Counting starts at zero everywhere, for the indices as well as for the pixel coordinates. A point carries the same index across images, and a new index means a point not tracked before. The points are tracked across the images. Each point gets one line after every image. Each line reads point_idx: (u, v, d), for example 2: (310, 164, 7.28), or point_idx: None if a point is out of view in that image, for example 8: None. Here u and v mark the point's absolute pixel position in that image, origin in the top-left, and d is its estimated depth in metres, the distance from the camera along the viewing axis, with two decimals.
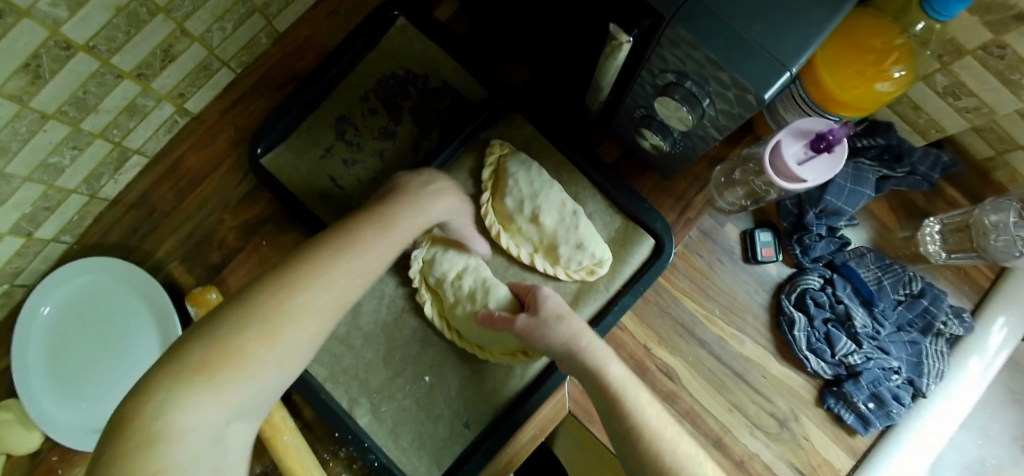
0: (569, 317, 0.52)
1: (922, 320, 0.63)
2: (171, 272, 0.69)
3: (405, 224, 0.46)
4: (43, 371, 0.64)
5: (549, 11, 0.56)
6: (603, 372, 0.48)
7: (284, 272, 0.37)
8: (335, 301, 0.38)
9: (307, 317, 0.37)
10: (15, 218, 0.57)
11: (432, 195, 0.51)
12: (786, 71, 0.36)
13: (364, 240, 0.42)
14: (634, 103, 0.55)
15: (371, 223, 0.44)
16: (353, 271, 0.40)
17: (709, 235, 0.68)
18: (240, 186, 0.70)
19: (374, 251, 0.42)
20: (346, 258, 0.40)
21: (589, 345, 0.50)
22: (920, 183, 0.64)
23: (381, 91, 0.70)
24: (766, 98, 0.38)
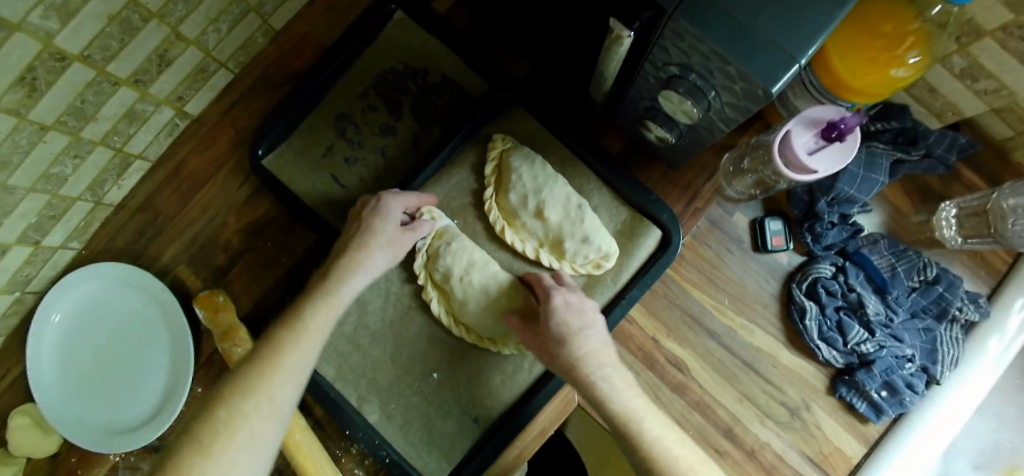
0: (572, 340, 0.48)
1: (937, 306, 0.62)
2: (178, 275, 0.69)
3: (333, 294, 0.47)
4: (60, 377, 0.65)
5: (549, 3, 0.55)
6: (604, 406, 0.44)
7: (228, 385, 0.41)
8: (285, 395, 0.42)
9: (256, 414, 0.40)
10: (22, 228, 0.58)
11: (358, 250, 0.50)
12: (795, 63, 0.35)
13: (292, 330, 0.44)
14: (638, 95, 0.54)
15: (298, 310, 0.46)
16: (290, 361, 0.43)
17: (717, 224, 0.67)
18: (243, 188, 0.70)
19: (308, 338, 0.45)
20: (281, 354, 0.43)
21: (590, 375, 0.46)
22: (936, 166, 0.62)
23: (381, 88, 0.69)
24: (774, 91, 0.36)
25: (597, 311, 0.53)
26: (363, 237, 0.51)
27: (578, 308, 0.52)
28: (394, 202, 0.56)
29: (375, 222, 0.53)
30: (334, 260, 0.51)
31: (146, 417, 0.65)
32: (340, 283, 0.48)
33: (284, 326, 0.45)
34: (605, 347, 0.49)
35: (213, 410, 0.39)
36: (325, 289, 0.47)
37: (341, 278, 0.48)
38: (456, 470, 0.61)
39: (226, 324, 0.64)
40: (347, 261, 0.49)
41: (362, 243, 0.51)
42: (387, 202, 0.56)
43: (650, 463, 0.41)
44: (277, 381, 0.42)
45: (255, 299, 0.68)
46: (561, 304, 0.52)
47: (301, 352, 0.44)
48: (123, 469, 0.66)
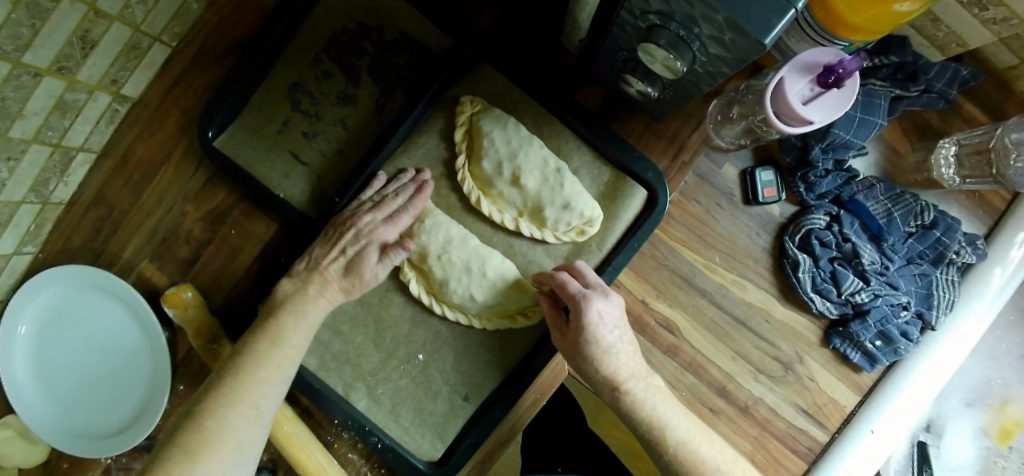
0: (604, 360, 0.49)
1: (934, 251, 0.60)
2: (143, 272, 0.66)
3: (309, 315, 0.51)
4: (37, 389, 0.63)
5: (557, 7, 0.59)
6: (630, 416, 0.49)
7: (214, 396, 0.43)
8: (268, 403, 0.45)
9: (245, 423, 0.42)
10: None
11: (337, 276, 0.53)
12: (792, 9, 0.31)
13: (274, 344, 0.47)
14: (616, 46, 0.49)
15: (277, 324, 0.49)
16: (275, 372, 0.46)
17: (705, 178, 0.63)
18: (197, 175, 0.65)
19: (289, 353, 0.48)
20: (263, 366, 0.46)
21: (620, 389, 0.49)
22: (936, 101, 0.58)
23: (335, 51, 0.63)
24: (768, 42, 0.32)
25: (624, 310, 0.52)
26: (337, 273, 0.53)
27: (610, 318, 0.50)
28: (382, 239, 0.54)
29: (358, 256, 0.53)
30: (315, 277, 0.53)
31: (131, 419, 0.63)
32: (314, 309, 0.51)
33: (264, 338, 0.47)
34: (632, 355, 0.51)
35: (201, 420, 0.41)
36: (304, 310, 0.50)
37: (312, 301, 0.51)
38: (450, 448, 0.60)
39: (198, 320, 0.61)
40: (318, 285, 0.52)
41: (335, 278, 0.53)
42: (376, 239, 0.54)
43: (675, 467, 0.47)
44: (263, 391, 0.45)
45: (227, 289, 0.65)
46: (595, 318, 0.49)
47: (281, 368, 0.47)
48: (115, 471, 0.65)
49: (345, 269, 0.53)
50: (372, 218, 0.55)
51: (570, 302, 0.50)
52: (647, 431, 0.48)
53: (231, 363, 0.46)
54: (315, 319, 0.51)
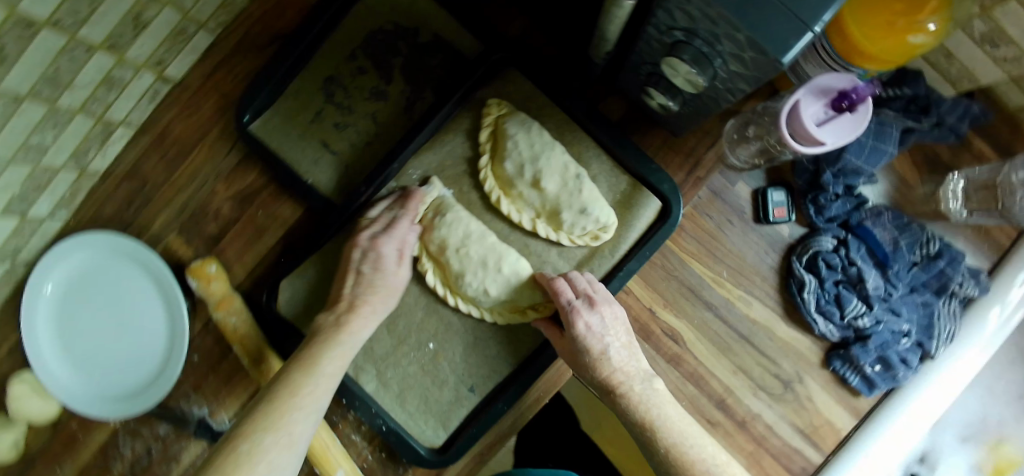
0: (598, 365, 0.52)
1: (937, 282, 0.62)
2: (169, 245, 0.68)
3: (344, 345, 0.53)
4: (55, 347, 0.66)
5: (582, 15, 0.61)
6: (626, 417, 0.51)
7: (249, 423, 0.47)
8: (302, 430, 0.48)
9: (276, 448, 0.46)
10: (7, 198, 0.57)
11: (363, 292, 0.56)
12: (809, 31, 0.33)
13: (307, 372, 0.50)
14: (641, 60, 0.52)
15: (312, 353, 0.52)
16: (308, 399, 0.49)
17: (719, 194, 0.65)
18: (230, 156, 0.68)
19: (322, 381, 0.50)
20: (297, 394, 0.49)
21: (619, 392, 0.52)
22: (946, 135, 0.60)
23: (371, 48, 0.66)
24: (786, 61, 0.34)
25: (616, 319, 0.54)
26: (363, 293, 0.56)
27: (599, 327, 0.53)
28: (387, 248, 0.57)
29: (375, 272, 0.57)
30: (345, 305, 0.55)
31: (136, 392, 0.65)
32: (347, 341, 0.53)
33: (298, 368, 0.51)
34: (629, 361, 0.53)
35: (237, 444, 0.45)
36: (336, 339, 0.53)
37: (347, 329, 0.54)
38: (451, 436, 0.62)
39: (220, 294, 0.64)
40: (352, 314, 0.54)
41: (363, 299, 0.56)
42: (382, 249, 0.57)
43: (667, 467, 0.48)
44: (295, 416, 0.48)
45: (249, 267, 0.67)
46: (583, 329, 0.52)
47: (313, 396, 0.49)
48: (123, 435, 0.67)
49: (365, 281, 0.56)
50: (373, 232, 0.58)
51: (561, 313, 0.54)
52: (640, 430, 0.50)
53: (273, 388, 0.50)
54: (347, 349, 0.53)
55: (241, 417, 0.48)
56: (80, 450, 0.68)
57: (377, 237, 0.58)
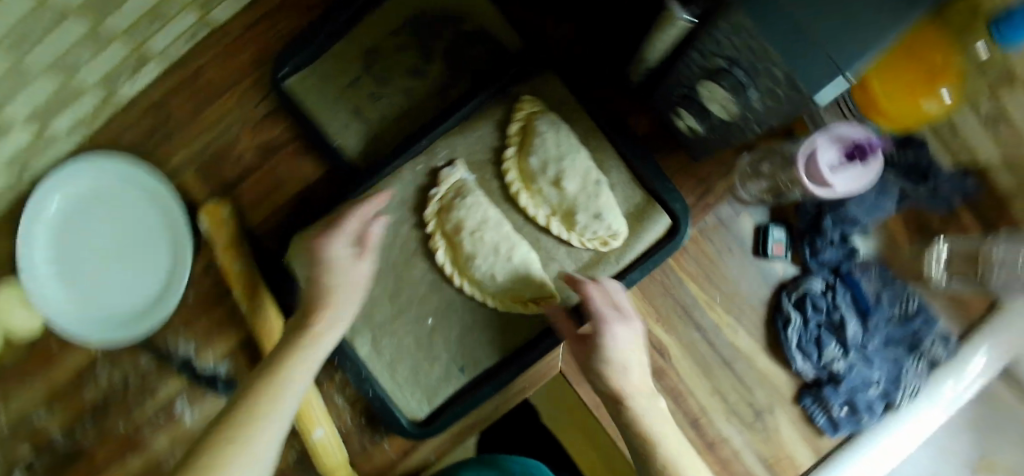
0: (618, 376, 0.53)
1: (911, 338, 0.65)
2: (183, 183, 0.68)
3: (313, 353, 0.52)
4: (51, 257, 0.67)
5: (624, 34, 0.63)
6: (636, 427, 0.52)
7: (215, 438, 0.46)
8: (269, 438, 0.47)
9: (242, 462, 0.45)
10: (36, 105, 0.59)
11: (321, 297, 0.54)
12: (841, 74, 0.37)
13: (275, 379, 0.49)
14: (678, 82, 0.55)
15: (278, 359, 0.51)
16: (277, 412, 0.48)
17: (725, 224, 0.67)
18: (260, 107, 0.68)
19: (292, 385, 0.50)
20: (263, 402, 0.48)
21: (631, 404, 0.52)
22: (939, 203, 0.65)
23: (417, 27, 0.67)
24: (816, 97, 0.40)
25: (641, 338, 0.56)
26: (324, 298, 0.55)
27: (627, 341, 0.54)
28: (340, 253, 0.56)
29: (332, 276, 0.55)
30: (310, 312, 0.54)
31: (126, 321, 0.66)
32: (315, 349, 0.52)
33: (264, 376, 0.50)
34: (643, 377, 0.55)
35: (198, 461, 0.44)
36: (301, 346, 0.52)
37: (310, 334, 0.53)
38: (433, 413, 0.63)
39: (229, 237, 0.64)
40: (315, 318, 0.54)
41: (325, 303, 0.54)
42: (335, 255, 0.55)
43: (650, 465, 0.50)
44: (264, 430, 0.47)
45: (263, 217, 0.67)
46: (612, 339, 0.54)
47: (282, 407, 0.48)
48: (102, 361, 0.67)
49: (325, 287, 0.55)
50: (330, 240, 0.56)
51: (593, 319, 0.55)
52: (642, 444, 0.51)
53: (237, 405, 0.48)
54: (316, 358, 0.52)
55: (207, 430, 0.47)
56: (54, 368, 0.68)
57: (332, 242, 0.56)
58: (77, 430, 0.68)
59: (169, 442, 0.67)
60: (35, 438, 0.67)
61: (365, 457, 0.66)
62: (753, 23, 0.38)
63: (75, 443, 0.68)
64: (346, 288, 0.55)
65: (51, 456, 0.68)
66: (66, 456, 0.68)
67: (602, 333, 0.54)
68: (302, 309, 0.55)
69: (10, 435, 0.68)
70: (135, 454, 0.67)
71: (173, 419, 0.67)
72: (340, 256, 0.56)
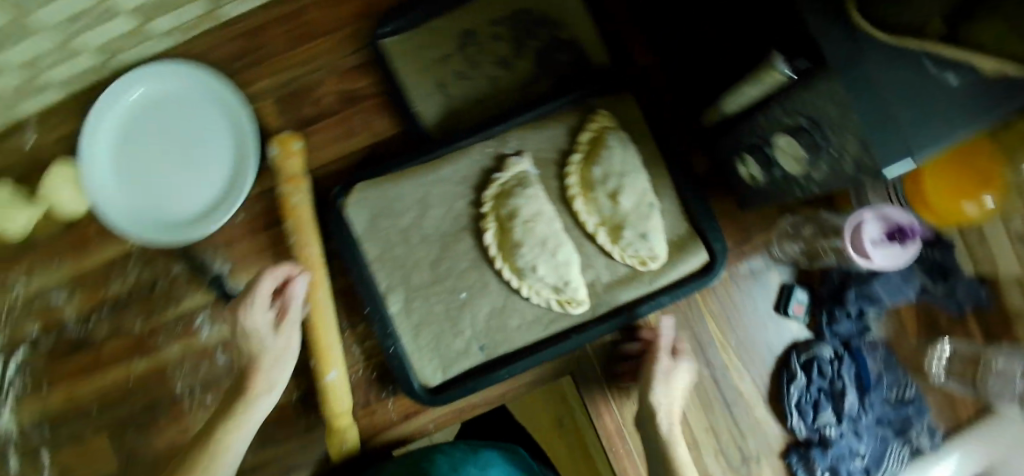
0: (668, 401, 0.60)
1: (901, 423, 0.68)
2: (259, 110, 0.70)
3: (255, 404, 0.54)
4: (112, 147, 0.67)
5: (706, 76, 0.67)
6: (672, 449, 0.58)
7: None
8: None
9: None
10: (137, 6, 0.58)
11: (248, 362, 0.55)
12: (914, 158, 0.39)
13: (212, 442, 0.52)
14: (750, 131, 0.59)
15: (214, 425, 0.53)
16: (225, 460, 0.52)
17: (754, 275, 0.71)
18: (350, 57, 0.70)
19: (232, 446, 0.52)
20: (205, 463, 0.51)
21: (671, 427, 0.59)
22: (951, 304, 0.69)
23: (515, 23, 0.71)
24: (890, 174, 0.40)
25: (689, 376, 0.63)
26: (253, 361, 0.55)
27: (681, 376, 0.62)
28: (263, 321, 0.56)
29: (260, 342, 0.55)
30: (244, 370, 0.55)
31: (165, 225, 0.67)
32: (258, 399, 0.54)
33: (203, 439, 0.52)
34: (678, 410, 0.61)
35: None
36: (235, 410, 0.53)
37: (244, 397, 0.54)
38: (446, 382, 0.66)
39: (294, 170, 0.64)
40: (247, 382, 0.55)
41: (256, 368, 0.55)
42: (257, 323, 0.55)
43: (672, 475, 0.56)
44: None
45: (327, 158, 0.69)
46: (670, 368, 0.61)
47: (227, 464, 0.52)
48: (137, 259, 0.68)
49: (254, 352, 0.55)
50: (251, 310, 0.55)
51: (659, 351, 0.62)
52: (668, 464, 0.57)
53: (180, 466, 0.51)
54: (259, 408, 0.54)
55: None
56: (87, 255, 0.69)
57: (250, 312, 0.55)
58: (94, 319, 0.69)
59: (180, 351, 0.69)
60: (49, 315, 0.69)
61: (368, 415, 0.68)
62: (837, 100, 0.42)
63: (88, 331, 0.69)
64: (275, 350, 0.56)
65: (60, 340, 0.69)
66: (76, 341, 0.69)
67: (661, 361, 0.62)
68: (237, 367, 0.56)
69: (26, 309, 0.69)
70: (145, 355, 0.69)
71: (190, 330, 0.68)
72: (262, 323, 0.56)
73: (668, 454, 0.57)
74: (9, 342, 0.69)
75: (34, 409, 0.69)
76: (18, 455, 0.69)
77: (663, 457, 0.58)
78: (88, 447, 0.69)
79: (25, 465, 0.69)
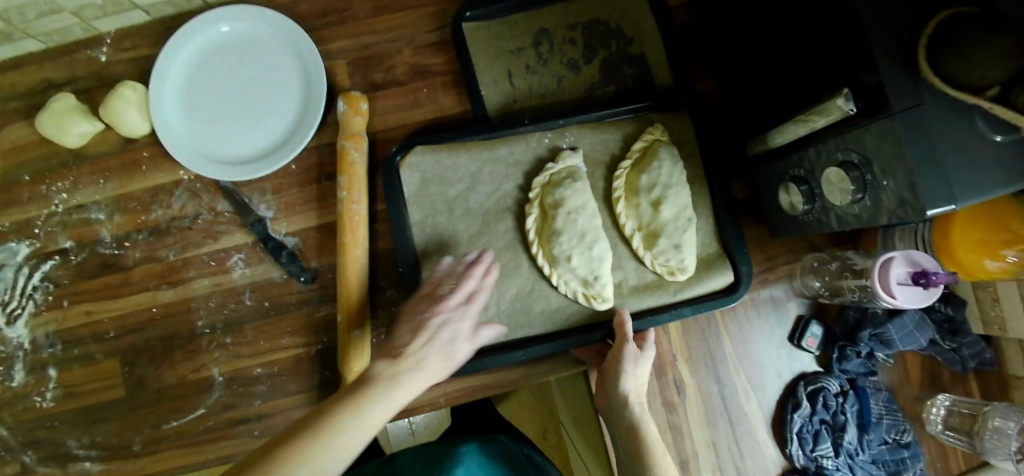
0: (625, 382, 0.61)
1: (894, 465, 0.70)
2: (331, 67, 0.72)
3: (393, 395, 0.48)
4: (185, 76, 0.69)
5: (761, 107, 0.70)
6: (640, 425, 0.59)
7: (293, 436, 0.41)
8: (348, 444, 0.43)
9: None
10: None
11: (438, 315, 0.55)
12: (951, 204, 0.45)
13: (387, 383, 0.48)
14: (797, 162, 0.62)
15: (385, 370, 0.49)
16: (310, 466, 0.40)
17: (774, 302, 0.74)
18: (428, 35, 0.73)
19: (393, 394, 0.48)
20: (372, 398, 0.46)
21: (637, 405, 0.61)
22: (955, 361, 0.72)
23: (590, 29, 0.74)
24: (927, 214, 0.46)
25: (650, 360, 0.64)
26: (438, 317, 0.55)
27: (638, 359, 0.63)
28: (464, 288, 0.57)
29: (450, 301, 0.56)
30: (399, 354, 0.51)
31: (218, 160, 0.68)
32: (399, 391, 0.48)
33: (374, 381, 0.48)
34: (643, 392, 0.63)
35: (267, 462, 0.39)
36: (406, 360, 0.51)
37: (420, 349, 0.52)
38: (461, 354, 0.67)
39: (357, 129, 0.66)
40: (425, 337, 0.53)
41: (437, 322, 0.54)
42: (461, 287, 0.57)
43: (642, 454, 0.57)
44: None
45: (387, 124, 0.72)
46: (629, 352, 0.62)
47: (375, 413, 0.46)
48: (184, 189, 0.69)
49: (443, 310, 0.55)
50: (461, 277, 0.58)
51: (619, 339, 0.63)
52: (635, 441, 0.59)
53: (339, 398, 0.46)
54: (398, 402, 0.48)
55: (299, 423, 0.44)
56: (134, 178, 0.69)
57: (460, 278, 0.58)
58: (129, 242, 0.69)
59: (208, 287, 0.68)
60: (84, 229, 0.69)
61: None
62: (896, 139, 0.46)
63: (120, 253, 0.69)
64: (464, 315, 0.56)
65: (91, 256, 0.69)
66: (106, 260, 0.69)
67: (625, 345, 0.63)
68: (415, 318, 0.56)
69: (62, 220, 0.69)
70: (172, 286, 0.68)
71: (224, 267, 0.68)
72: (469, 286, 0.58)
73: (636, 430, 0.59)
74: (40, 250, 0.69)
75: (49, 323, 0.68)
76: (24, 367, 0.68)
77: (631, 435, 0.59)
78: (95, 370, 0.68)
79: (30, 378, 0.68)
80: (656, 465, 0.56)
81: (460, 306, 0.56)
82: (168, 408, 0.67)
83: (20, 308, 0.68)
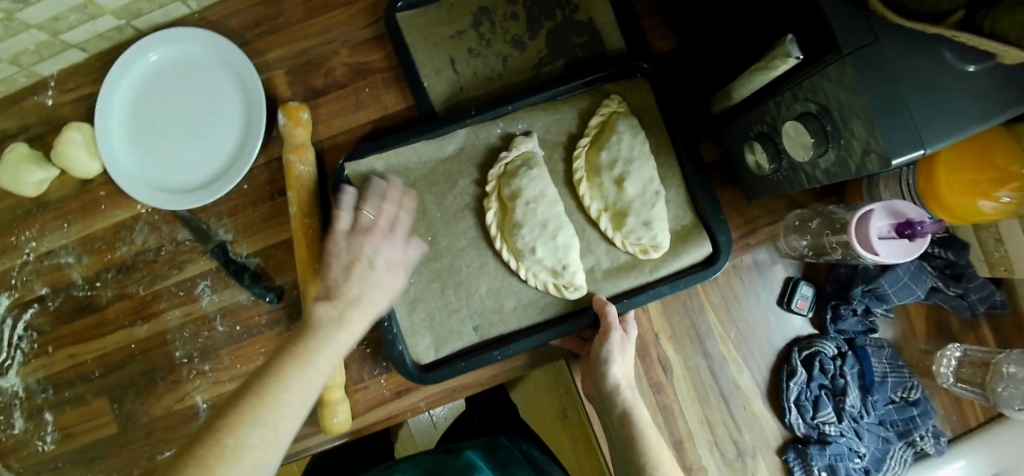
0: (610, 367, 0.57)
1: (904, 425, 0.67)
2: (271, 79, 0.71)
3: (339, 337, 0.45)
4: (125, 111, 0.69)
5: (721, 60, 0.66)
6: (631, 412, 0.55)
7: (257, 388, 0.39)
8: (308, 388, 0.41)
9: (281, 423, 0.39)
10: None
11: (372, 245, 0.52)
12: (922, 149, 0.40)
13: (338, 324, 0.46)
14: (760, 118, 0.57)
15: (334, 310, 0.46)
16: (271, 420, 0.38)
17: (758, 266, 0.70)
18: (365, 30, 0.70)
19: (343, 336, 0.46)
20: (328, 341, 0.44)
21: (625, 387, 0.57)
22: (965, 308, 0.67)
23: (532, 2, 0.70)
24: (893, 162, 0.40)
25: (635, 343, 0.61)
26: (373, 248, 0.52)
27: (625, 342, 0.59)
28: (388, 215, 0.55)
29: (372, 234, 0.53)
30: (337, 292, 0.48)
31: (174, 189, 0.68)
32: (346, 332, 0.46)
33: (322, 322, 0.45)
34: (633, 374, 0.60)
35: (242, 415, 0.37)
36: (356, 304, 0.48)
37: (360, 280, 0.49)
38: (436, 361, 0.66)
39: (301, 140, 0.64)
40: (364, 271, 0.50)
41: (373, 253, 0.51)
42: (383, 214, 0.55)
43: (633, 443, 0.54)
44: (260, 433, 0.37)
45: (336, 131, 0.70)
46: (615, 337, 0.59)
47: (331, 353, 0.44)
48: (143, 223, 0.69)
49: (378, 238, 0.53)
50: (374, 206, 0.55)
51: (603, 329, 0.60)
52: (625, 427, 0.55)
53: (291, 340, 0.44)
54: (348, 342, 0.46)
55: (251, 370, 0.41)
56: (95, 218, 0.70)
57: (380, 207, 0.55)
58: (100, 282, 0.70)
59: (180, 317, 0.69)
60: (56, 276, 0.70)
61: (360, 395, 0.68)
62: (849, 82, 0.41)
63: (93, 293, 0.70)
64: (394, 245, 0.54)
65: (67, 300, 0.70)
66: (81, 302, 0.70)
67: (610, 332, 0.59)
68: (337, 244, 0.51)
69: (33, 269, 0.70)
70: (146, 321, 0.69)
71: (192, 296, 0.69)
72: (391, 209, 0.55)
73: (628, 417, 0.55)
74: (19, 300, 0.70)
75: (38, 369, 0.70)
76: (22, 413, 0.70)
77: (623, 425, 0.55)
78: (87, 410, 0.69)
79: (29, 424, 0.70)
80: (646, 448, 0.53)
81: (387, 234, 0.54)
82: (160, 439, 0.69)
83: (9, 359, 0.70)
